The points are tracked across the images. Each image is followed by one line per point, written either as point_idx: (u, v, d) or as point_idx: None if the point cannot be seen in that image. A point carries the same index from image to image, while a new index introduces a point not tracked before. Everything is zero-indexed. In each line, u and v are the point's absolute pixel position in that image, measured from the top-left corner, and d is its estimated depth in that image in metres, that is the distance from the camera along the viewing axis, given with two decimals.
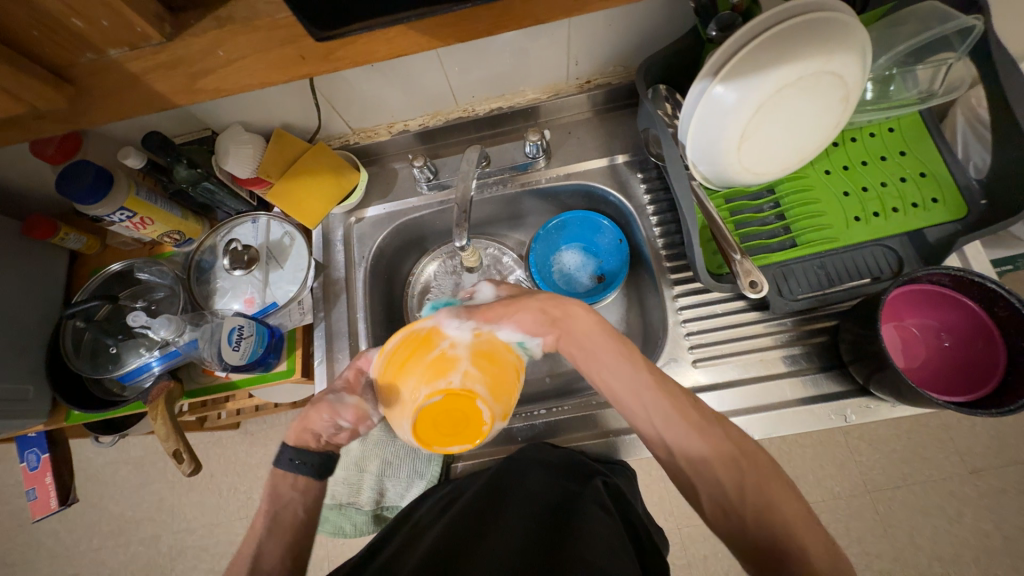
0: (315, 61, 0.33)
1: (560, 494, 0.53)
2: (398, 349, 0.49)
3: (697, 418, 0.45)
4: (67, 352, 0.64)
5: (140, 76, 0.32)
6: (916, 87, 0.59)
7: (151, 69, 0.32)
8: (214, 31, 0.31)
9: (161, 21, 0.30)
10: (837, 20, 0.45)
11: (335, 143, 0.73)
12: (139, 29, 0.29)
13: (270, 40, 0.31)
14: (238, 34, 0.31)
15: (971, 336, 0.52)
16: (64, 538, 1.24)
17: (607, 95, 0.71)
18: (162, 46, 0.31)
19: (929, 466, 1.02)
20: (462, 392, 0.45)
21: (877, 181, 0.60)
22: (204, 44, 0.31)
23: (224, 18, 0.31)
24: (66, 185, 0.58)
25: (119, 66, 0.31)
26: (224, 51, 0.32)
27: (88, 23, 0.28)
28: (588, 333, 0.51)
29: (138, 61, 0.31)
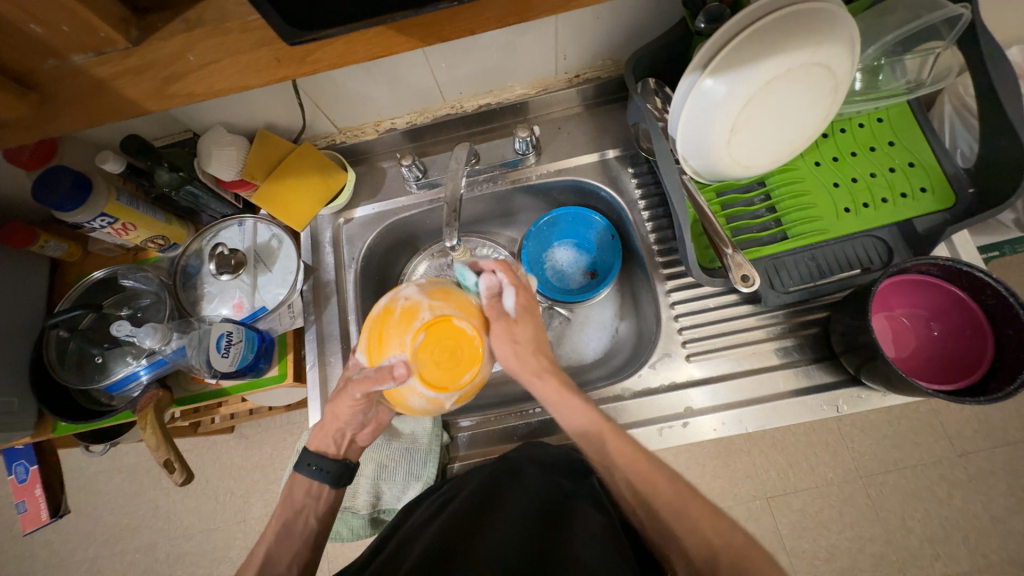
0: (290, 63, 0.31)
1: (557, 492, 0.53)
2: (370, 335, 0.51)
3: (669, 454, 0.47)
4: (51, 362, 0.62)
5: (107, 81, 0.30)
6: (905, 77, 0.59)
7: (119, 74, 0.30)
8: (182, 35, 0.30)
9: (127, 26, 0.30)
10: (826, 11, 0.45)
11: (321, 143, 0.72)
12: (103, 34, 0.29)
13: (243, 42, 0.30)
14: (208, 37, 0.30)
15: (960, 325, 0.53)
16: (59, 548, 1.22)
17: (596, 89, 0.70)
18: (129, 50, 0.30)
19: (919, 451, 1.03)
20: (435, 321, 0.49)
21: (866, 171, 0.60)
22: (174, 48, 0.30)
23: (194, 21, 0.30)
24: (43, 192, 0.56)
25: (85, 72, 0.30)
26: (196, 54, 0.30)
27: (46, 27, 0.27)
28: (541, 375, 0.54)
29: (105, 65, 0.30)
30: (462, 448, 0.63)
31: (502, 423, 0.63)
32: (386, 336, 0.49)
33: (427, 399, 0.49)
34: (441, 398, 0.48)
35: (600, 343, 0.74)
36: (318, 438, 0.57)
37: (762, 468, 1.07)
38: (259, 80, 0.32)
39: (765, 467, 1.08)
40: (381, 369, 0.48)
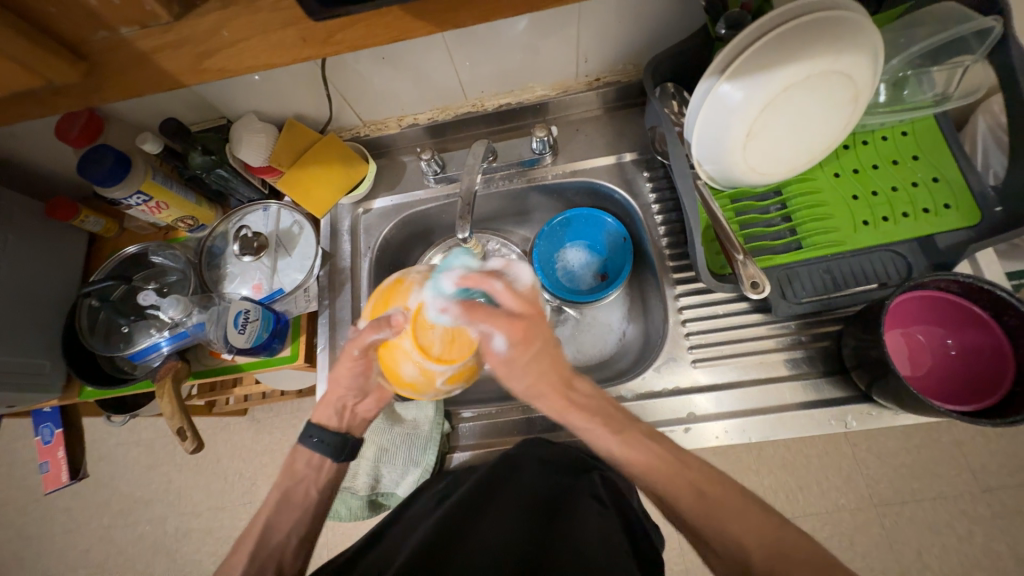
0: (315, 44, 0.31)
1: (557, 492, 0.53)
2: (377, 301, 0.54)
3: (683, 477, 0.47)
4: (83, 329, 0.66)
5: (149, 55, 0.31)
6: (933, 89, 0.58)
7: (159, 47, 0.31)
8: (219, 11, 0.30)
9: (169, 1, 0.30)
10: (847, 19, 0.45)
11: (346, 135, 0.75)
12: (148, 8, 0.29)
13: (272, 21, 0.30)
14: (241, 14, 0.30)
15: (978, 344, 0.51)
16: (77, 514, 1.27)
17: (617, 93, 0.71)
18: (170, 25, 0.30)
19: (939, 483, 0.99)
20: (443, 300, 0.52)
21: (887, 185, 0.59)
22: (210, 24, 0.30)
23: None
24: (87, 168, 0.60)
25: (130, 44, 0.31)
26: (229, 31, 0.31)
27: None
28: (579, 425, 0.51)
29: (148, 39, 0.31)
30: (467, 437, 0.63)
31: (503, 416, 0.63)
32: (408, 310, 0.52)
33: (420, 365, 0.51)
34: (432, 367, 0.50)
35: (606, 346, 0.74)
36: (320, 411, 0.59)
37: (771, 488, 1.05)
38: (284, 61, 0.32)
39: (774, 489, 1.05)
40: (379, 320, 0.51)
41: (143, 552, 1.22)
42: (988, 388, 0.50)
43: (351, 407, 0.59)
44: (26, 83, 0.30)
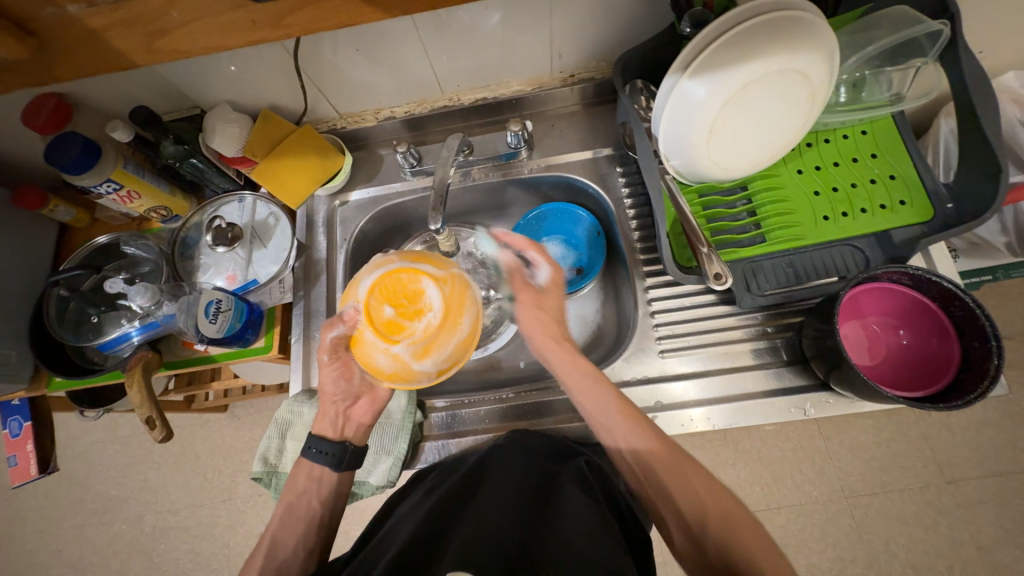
0: (267, 27, 0.29)
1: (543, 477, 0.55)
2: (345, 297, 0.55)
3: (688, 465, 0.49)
4: (50, 319, 0.65)
5: (98, 34, 0.29)
6: (889, 89, 0.59)
7: (111, 26, 0.28)
8: None
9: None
10: (802, 19, 0.47)
11: (323, 127, 0.75)
12: None
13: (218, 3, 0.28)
14: None
15: (928, 332, 0.54)
16: (49, 513, 1.25)
17: (592, 90, 0.72)
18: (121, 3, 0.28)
19: (907, 475, 1.02)
20: (395, 279, 0.50)
21: (848, 182, 0.61)
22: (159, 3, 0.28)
23: None
24: (55, 155, 0.60)
25: (79, 22, 0.28)
26: (178, 11, 0.28)
27: None
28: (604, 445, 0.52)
29: (98, 17, 0.28)
30: (435, 428, 0.64)
31: (474, 407, 0.65)
32: (409, 287, 0.49)
33: (390, 353, 0.48)
34: (401, 352, 0.48)
35: (580, 337, 0.75)
36: (318, 422, 0.59)
37: (746, 481, 1.07)
38: (239, 41, 0.31)
39: (749, 482, 1.07)
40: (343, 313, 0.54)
41: (119, 551, 1.20)
42: (943, 369, 0.51)
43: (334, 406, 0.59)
44: None
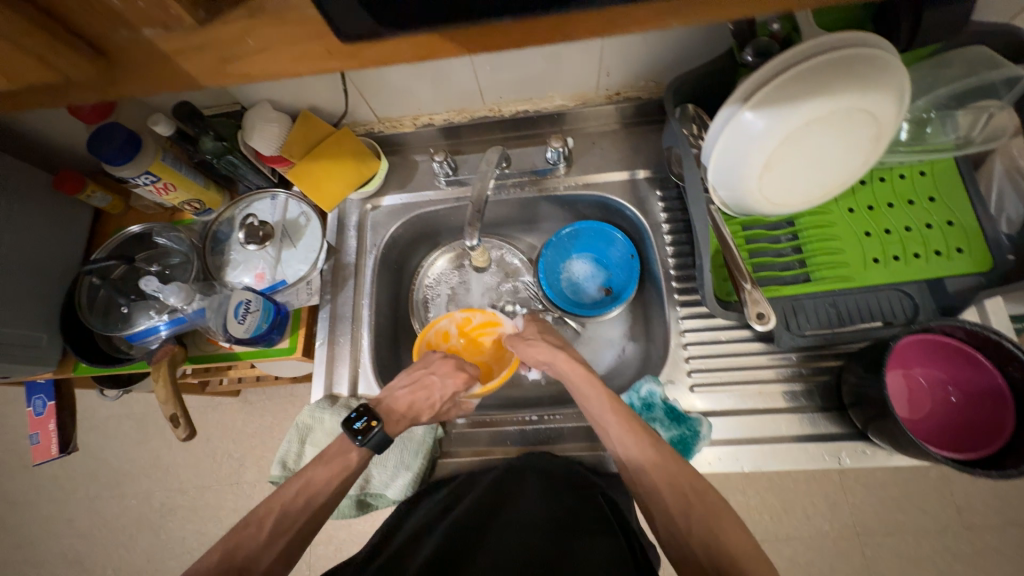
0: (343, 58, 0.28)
1: (563, 513, 0.52)
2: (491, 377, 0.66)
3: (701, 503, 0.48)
4: (82, 307, 0.66)
5: (170, 56, 0.27)
6: (955, 132, 0.57)
7: (186, 51, 0.27)
8: (242, 22, 0.26)
9: (193, 3, 0.25)
10: (878, 56, 0.44)
11: (360, 129, 0.74)
12: (173, 10, 0.25)
13: (304, 35, 0.27)
14: (267, 25, 0.26)
15: (979, 394, 0.51)
16: (64, 483, 1.27)
17: (634, 109, 0.70)
18: (195, 29, 0.26)
19: (923, 517, 0.99)
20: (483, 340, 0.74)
21: (901, 224, 0.58)
22: (234, 30, 0.26)
23: (255, 6, 0.26)
24: (96, 145, 0.59)
25: (152, 45, 0.26)
26: (254, 40, 0.27)
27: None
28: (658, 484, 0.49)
29: (172, 40, 0.26)
30: (455, 444, 0.64)
31: (495, 427, 0.64)
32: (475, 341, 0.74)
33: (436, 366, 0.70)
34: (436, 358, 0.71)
35: (604, 360, 0.73)
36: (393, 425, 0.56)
37: (753, 507, 1.05)
38: (311, 70, 0.29)
39: (758, 508, 1.05)
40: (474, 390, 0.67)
41: (128, 526, 1.22)
42: (995, 433, 0.49)
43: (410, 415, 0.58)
44: (44, 79, 0.27)
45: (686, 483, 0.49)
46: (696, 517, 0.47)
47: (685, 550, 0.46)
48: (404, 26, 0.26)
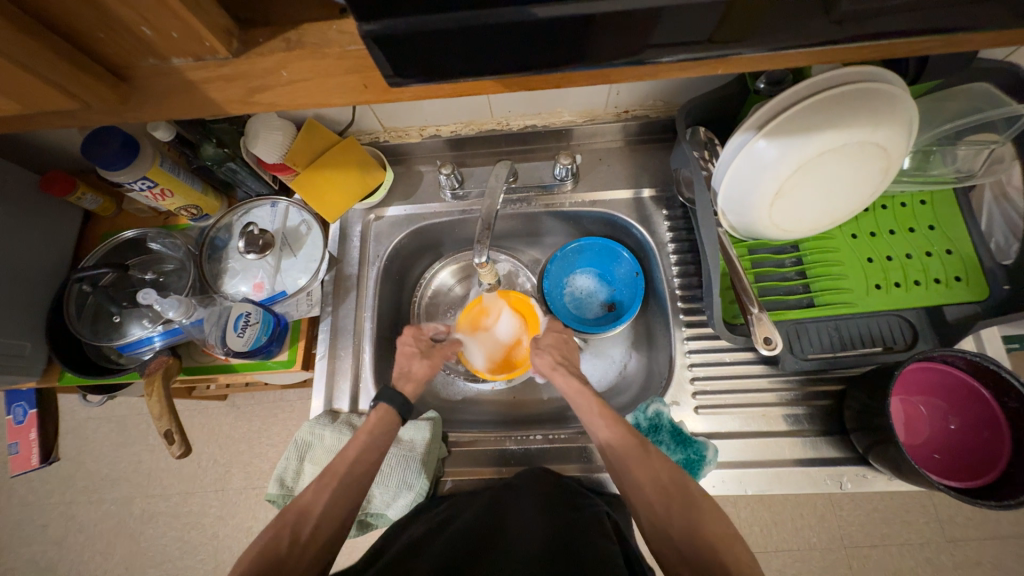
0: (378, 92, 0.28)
1: (560, 523, 0.50)
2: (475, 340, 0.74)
3: (687, 497, 0.47)
4: (70, 314, 0.63)
5: (198, 84, 0.28)
6: (954, 164, 0.59)
7: (212, 79, 0.28)
8: (281, 53, 0.27)
9: (230, 36, 0.27)
10: (889, 92, 0.45)
11: (365, 138, 0.73)
12: (208, 44, 0.26)
13: (335, 68, 0.27)
14: (304, 59, 0.27)
15: (978, 424, 0.52)
16: (38, 487, 1.21)
17: (642, 127, 0.71)
18: (228, 61, 0.27)
19: (908, 530, 0.96)
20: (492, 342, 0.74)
21: (902, 251, 0.59)
22: (270, 64, 0.27)
23: (293, 40, 0.27)
24: (94, 150, 0.58)
25: (179, 74, 0.27)
26: (288, 72, 0.28)
27: (156, 32, 0.25)
28: (642, 479, 0.49)
29: (201, 71, 0.27)
30: (458, 464, 0.63)
31: (498, 445, 0.63)
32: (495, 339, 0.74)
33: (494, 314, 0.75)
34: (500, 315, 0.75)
35: (606, 376, 0.73)
36: (382, 414, 0.57)
37: (747, 520, 1.01)
38: (342, 100, 0.30)
39: (748, 522, 1.01)
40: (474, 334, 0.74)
41: (104, 533, 1.17)
42: (989, 465, 0.50)
43: (409, 371, 0.63)
44: (65, 107, 0.27)
45: (670, 479, 0.49)
46: (679, 510, 0.46)
47: (662, 540, 0.46)
48: (441, 65, 0.26)
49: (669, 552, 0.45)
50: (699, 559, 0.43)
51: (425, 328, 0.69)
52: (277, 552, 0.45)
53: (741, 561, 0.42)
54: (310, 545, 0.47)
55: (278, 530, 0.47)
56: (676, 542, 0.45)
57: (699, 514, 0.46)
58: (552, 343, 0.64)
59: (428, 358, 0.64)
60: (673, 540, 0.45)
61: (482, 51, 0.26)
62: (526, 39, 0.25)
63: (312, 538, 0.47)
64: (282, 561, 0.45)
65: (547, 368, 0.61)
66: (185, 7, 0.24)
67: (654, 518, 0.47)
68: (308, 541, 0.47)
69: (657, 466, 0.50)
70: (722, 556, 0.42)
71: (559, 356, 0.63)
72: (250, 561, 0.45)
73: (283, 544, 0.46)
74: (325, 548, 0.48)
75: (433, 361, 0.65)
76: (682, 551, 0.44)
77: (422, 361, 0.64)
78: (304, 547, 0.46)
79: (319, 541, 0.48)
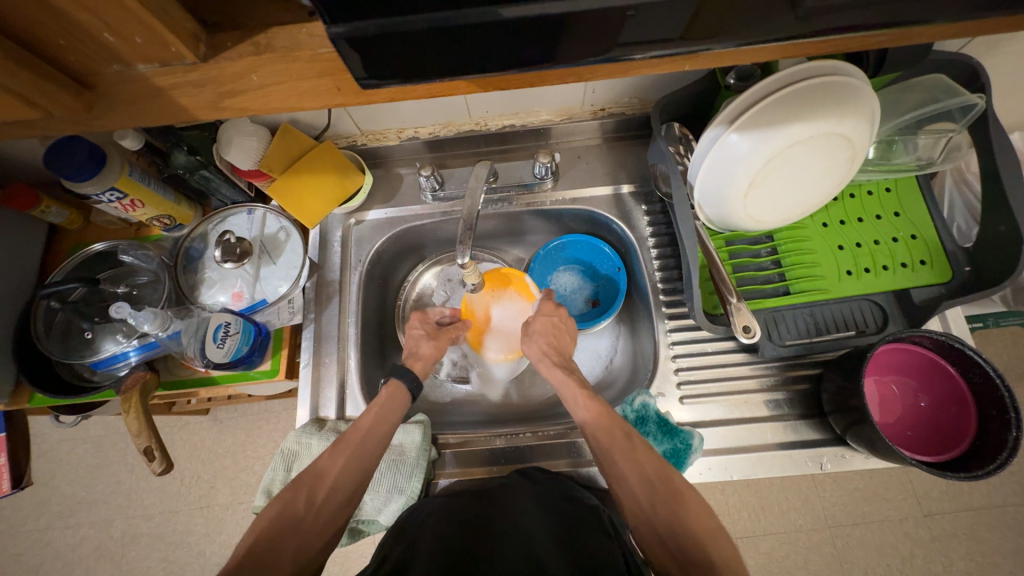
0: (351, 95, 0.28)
1: (555, 518, 0.52)
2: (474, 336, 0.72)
3: (669, 489, 0.48)
4: (38, 332, 0.61)
5: (165, 91, 0.27)
6: (915, 152, 0.61)
7: (179, 86, 0.27)
8: (250, 57, 0.26)
9: (196, 41, 0.26)
10: (852, 85, 0.47)
11: (342, 142, 0.72)
12: (173, 49, 0.25)
13: (306, 72, 0.27)
14: (274, 63, 0.27)
15: (946, 400, 0.55)
16: (11, 515, 1.16)
17: (618, 124, 0.72)
18: (195, 66, 0.27)
19: (886, 506, 1.00)
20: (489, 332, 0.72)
21: (870, 238, 0.62)
22: (239, 68, 0.27)
23: (261, 44, 0.26)
24: (55, 161, 0.55)
25: (144, 81, 0.27)
26: (258, 76, 0.27)
27: (119, 39, 0.24)
28: (627, 468, 0.50)
29: (167, 77, 0.27)
30: (449, 465, 0.63)
31: (488, 445, 0.63)
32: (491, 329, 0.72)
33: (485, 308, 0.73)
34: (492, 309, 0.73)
35: (593, 372, 0.74)
36: (393, 390, 0.57)
37: (735, 506, 1.03)
38: (315, 104, 0.30)
39: (737, 507, 1.03)
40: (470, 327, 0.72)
41: (84, 558, 1.13)
42: (954, 440, 0.53)
43: (418, 352, 0.64)
44: (23, 117, 0.26)
45: (654, 470, 0.49)
46: (662, 500, 0.47)
47: (648, 529, 0.47)
48: (413, 66, 0.26)
49: (655, 543, 0.46)
50: (687, 556, 0.44)
51: (431, 312, 0.70)
52: (294, 512, 0.46)
53: (723, 555, 0.44)
54: (323, 509, 0.47)
55: (292, 494, 0.47)
56: (663, 538, 0.46)
57: (687, 511, 0.46)
58: (542, 330, 0.64)
59: (435, 339, 0.65)
60: (660, 535, 0.46)
61: (453, 51, 0.26)
62: (497, 40, 0.25)
63: (327, 501, 0.47)
64: (298, 522, 0.46)
65: (536, 358, 0.61)
66: (148, 11, 0.23)
67: (637, 509, 0.48)
68: (323, 505, 0.47)
69: (643, 454, 0.51)
70: (707, 549, 0.44)
71: (550, 341, 0.63)
72: (266, 519, 0.45)
73: (299, 505, 0.46)
74: (340, 512, 0.48)
75: (440, 343, 0.66)
76: (669, 545, 0.45)
77: (429, 342, 0.65)
78: (320, 508, 0.47)
79: (336, 502, 0.48)
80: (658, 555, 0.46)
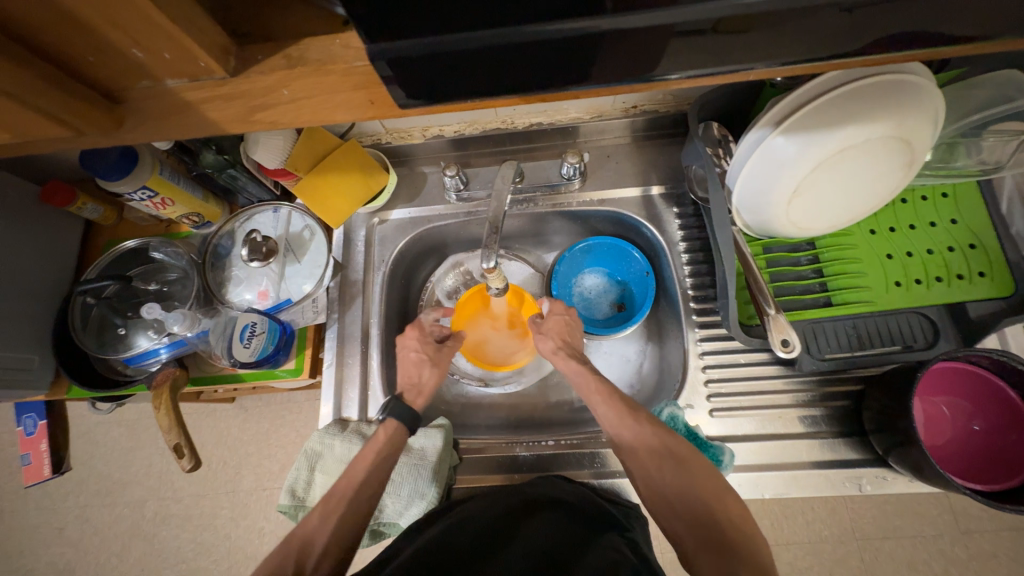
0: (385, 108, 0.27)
1: (570, 538, 0.50)
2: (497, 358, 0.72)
3: (675, 463, 0.47)
4: (74, 326, 0.63)
5: (194, 105, 0.26)
6: (978, 155, 0.56)
7: (208, 99, 0.26)
8: (282, 71, 0.25)
9: (226, 54, 0.25)
10: (915, 85, 0.43)
11: (367, 140, 0.71)
12: (203, 63, 0.24)
13: (340, 85, 0.26)
14: (307, 76, 0.25)
15: (1006, 426, 0.51)
16: (52, 492, 1.22)
17: (650, 123, 0.69)
18: (225, 81, 0.26)
19: (921, 521, 0.95)
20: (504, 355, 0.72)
21: (922, 247, 0.57)
22: (270, 82, 0.26)
23: (294, 57, 0.25)
24: (91, 160, 0.56)
25: (175, 96, 0.26)
26: (290, 90, 0.26)
27: (150, 54, 0.23)
28: (638, 440, 0.50)
29: (196, 91, 0.26)
30: (467, 470, 0.63)
31: (508, 452, 0.63)
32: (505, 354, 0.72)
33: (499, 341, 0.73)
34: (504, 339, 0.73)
35: (619, 378, 0.72)
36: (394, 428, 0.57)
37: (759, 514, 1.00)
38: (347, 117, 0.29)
39: (760, 515, 1.00)
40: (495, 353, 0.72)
41: (119, 536, 1.18)
42: (1010, 473, 0.49)
43: (420, 382, 0.63)
44: (55, 133, 0.26)
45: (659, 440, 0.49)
46: (670, 469, 0.47)
47: (659, 500, 0.47)
48: (456, 82, 0.25)
49: (662, 508, 0.47)
50: (695, 522, 0.44)
51: (425, 325, 0.67)
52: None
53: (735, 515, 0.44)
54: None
55: (283, 562, 0.47)
56: (674, 503, 0.46)
57: (693, 474, 0.46)
58: (555, 329, 0.63)
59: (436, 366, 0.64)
60: (671, 501, 0.46)
61: (497, 66, 0.24)
62: (544, 59, 0.24)
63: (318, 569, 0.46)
64: None
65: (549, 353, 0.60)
66: (180, 27, 0.23)
67: (647, 477, 0.48)
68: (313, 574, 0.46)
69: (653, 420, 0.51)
70: (717, 514, 0.44)
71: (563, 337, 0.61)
72: None
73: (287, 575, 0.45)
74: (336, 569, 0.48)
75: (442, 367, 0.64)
76: (675, 507, 0.46)
77: (431, 370, 0.63)
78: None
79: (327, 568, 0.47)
80: (672, 529, 0.45)
